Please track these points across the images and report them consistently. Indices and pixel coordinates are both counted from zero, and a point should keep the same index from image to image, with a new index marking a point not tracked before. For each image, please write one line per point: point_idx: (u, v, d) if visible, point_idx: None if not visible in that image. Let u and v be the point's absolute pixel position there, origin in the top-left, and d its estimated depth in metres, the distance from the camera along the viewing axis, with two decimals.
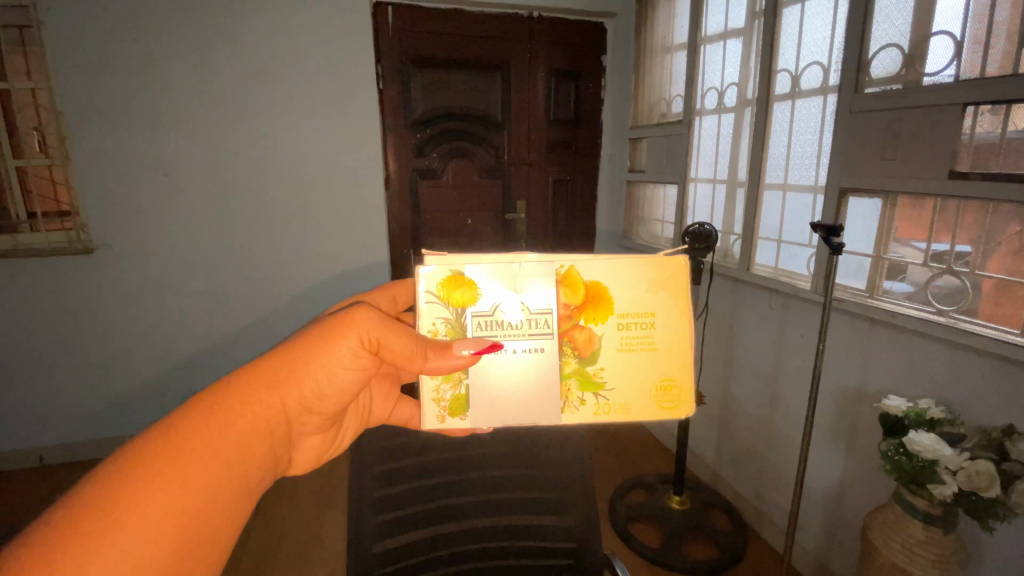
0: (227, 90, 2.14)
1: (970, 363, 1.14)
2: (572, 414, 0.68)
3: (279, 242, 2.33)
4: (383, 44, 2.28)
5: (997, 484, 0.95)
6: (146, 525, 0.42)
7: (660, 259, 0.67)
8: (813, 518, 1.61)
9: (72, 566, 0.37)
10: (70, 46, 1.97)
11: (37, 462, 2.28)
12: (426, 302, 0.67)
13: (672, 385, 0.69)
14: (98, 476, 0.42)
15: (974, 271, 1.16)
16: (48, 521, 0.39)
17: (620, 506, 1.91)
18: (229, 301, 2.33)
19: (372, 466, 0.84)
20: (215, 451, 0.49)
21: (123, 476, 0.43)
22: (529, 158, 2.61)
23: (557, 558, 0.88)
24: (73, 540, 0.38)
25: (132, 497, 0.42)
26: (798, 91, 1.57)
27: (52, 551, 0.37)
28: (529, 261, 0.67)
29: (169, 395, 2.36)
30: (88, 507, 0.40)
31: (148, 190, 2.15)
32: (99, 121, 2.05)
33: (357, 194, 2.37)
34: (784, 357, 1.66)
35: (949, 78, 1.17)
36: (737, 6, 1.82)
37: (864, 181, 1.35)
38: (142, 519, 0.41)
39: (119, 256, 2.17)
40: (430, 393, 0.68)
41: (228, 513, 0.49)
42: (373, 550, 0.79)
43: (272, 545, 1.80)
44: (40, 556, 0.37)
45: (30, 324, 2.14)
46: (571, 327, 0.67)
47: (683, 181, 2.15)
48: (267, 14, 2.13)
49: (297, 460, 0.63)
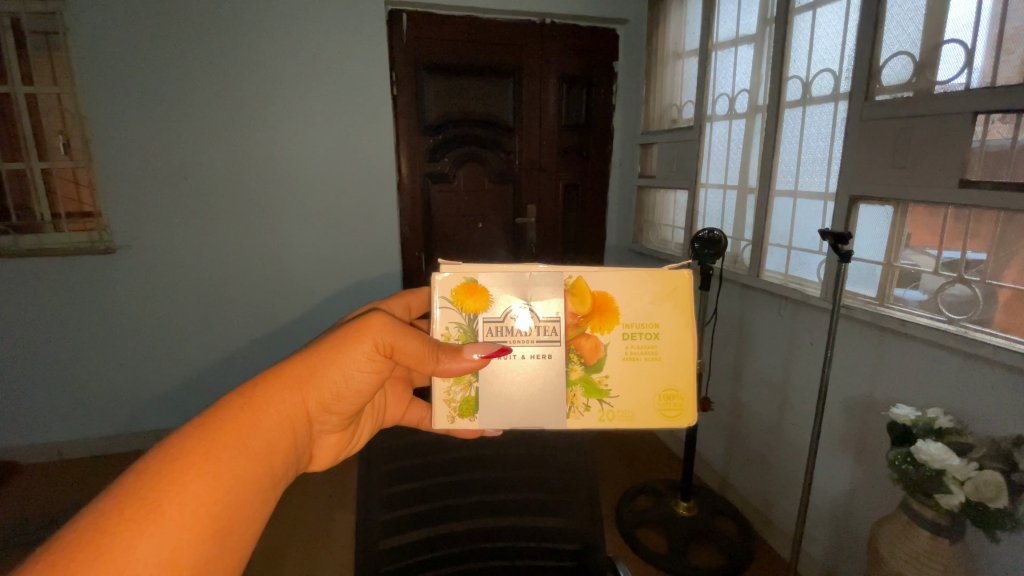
0: (244, 94, 2.19)
1: (981, 373, 1.13)
2: (577, 419, 0.70)
3: (294, 245, 2.37)
4: (397, 50, 2.33)
5: (1005, 495, 0.95)
6: (187, 510, 0.45)
7: (666, 272, 0.69)
8: (822, 527, 1.61)
9: (120, 548, 0.40)
10: (96, 53, 2.04)
11: (56, 456, 2.34)
12: (442, 307, 0.69)
13: (674, 394, 0.70)
14: (141, 469, 0.46)
15: (986, 280, 1.16)
16: (102, 507, 0.42)
17: (626, 510, 1.92)
18: (245, 303, 2.38)
19: (381, 465, 0.88)
20: (244, 448, 0.52)
21: (164, 467, 0.46)
22: (540, 163, 2.63)
23: (561, 561, 0.90)
24: (124, 524, 0.42)
25: (172, 487, 0.45)
26: (809, 98, 1.58)
27: (101, 535, 0.40)
28: (539, 270, 0.69)
29: (183, 391, 2.41)
30: (136, 494, 0.44)
31: (167, 191, 2.20)
32: (124, 125, 2.11)
33: (370, 197, 2.41)
34: (793, 366, 1.66)
35: (960, 86, 1.17)
36: (748, 13, 1.83)
37: (874, 189, 1.35)
38: (181, 506, 0.45)
39: (138, 256, 2.23)
40: (441, 394, 0.71)
41: (255, 505, 0.51)
42: (378, 546, 0.82)
43: (282, 542, 1.83)
44: (92, 539, 0.40)
45: (51, 321, 2.20)
46: (577, 335, 0.70)
47: (693, 187, 2.15)
48: (284, 20, 2.17)
49: (317, 457, 0.65)
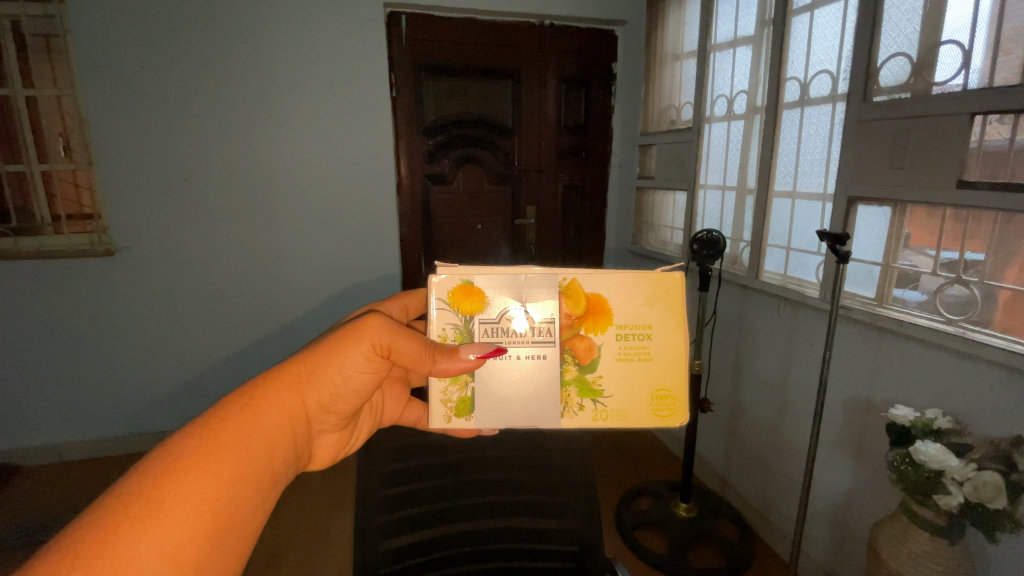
0: (243, 95, 2.19)
1: (980, 373, 1.14)
2: (571, 419, 0.70)
3: (294, 246, 2.37)
4: (397, 52, 2.33)
5: (1004, 496, 0.95)
6: (188, 509, 0.45)
7: (658, 274, 0.69)
8: (821, 527, 1.60)
9: (124, 546, 0.41)
10: (96, 55, 2.04)
11: (55, 458, 2.33)
12: (438, 309, 0.70)
13: (667, 394, 0.70)
14: (143, 468, 0.46)
15: (984, 281, 1.16)
16: (108, 506, 0.42)
17: (625, 512, 1.91)
18: (244, 304, 2.38)
19: (382, 466, 0.87)
20: (245, 446, 0.52)
21: (166, 466, 0.46)
22: (539, 164, 2.63)
23: (560, 562, 0.90)
24: (129, 524, 0.42)
25: (174, 485, 0.45)
26: (807, 99, 1.58)
27: (105, 533, 0.41)
28: (535, 272, 0.69)
29: (182, 392, 2.41)
30: (141, 493, 0.44)
31: (167, 193, 2.21)
32: (124, 127, 2.12)
33: (369, 198, 2.41)
34: (792, 366, 1.66)
35: (957, 87, 1.17)
36: (746, 14, 1.84)
37: (874, 189, 1.35)
38: (183, 504, 0.45)
39: (138, 258, 2.24)
40: (438, 395, 0.71)
41: (254, 504, 0.51)
42: (378, 548, 0.82)
43: (280, 543, 1.82)
44: (96, 536, 0.40)
45: (49, 322, 2.20)
46: (572, 336, 0.70)
47: (693, 188, 2.15)
48: (283, 22, 2.18)
49: (317, 456, 0.65)
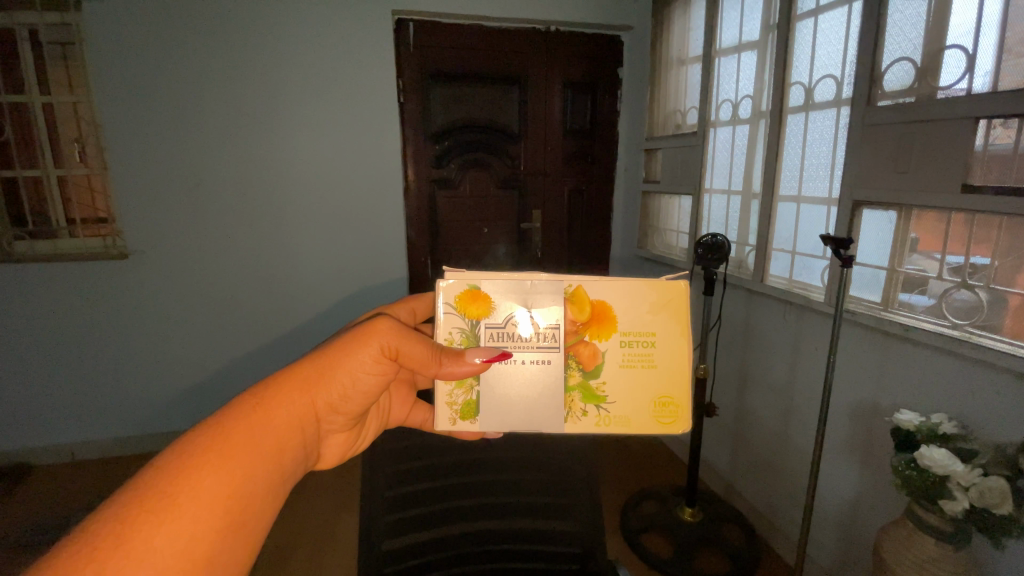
0: (253, 102, 2.23)
1: (986, 379, 1.13)
2: (574, 423, 0.71)
3: (303, 250, 2.40)
4: (405, 59, 2.36)
5: (1008, 501, 0.95)
6: (202, 504, 0.47)
7: (662, 283, 0.71)
8: (828, 533, 1.60)
9: (140, 540, 0.42)
10: (112, 62, 2.09)
11: (69, 458, 2.38)
12: (445, 313, 0.71)
13: (669, 402, 0.71)
14: (159, 464, 0.48)
15: (991, 285, 1.16)
16: (127, 501, 0.44)
17: (631, 516, 1.92)
18: (253, 307, 2.41)
19: (386, 466, 0.89)
20: (257, 445, 0.54)
21: (181, 463, 0.48)
22: (545, 167, 2.65)
23: (560, 563, 0.91)
24: (146, 520, 0.44)
25: (188, 482, 0.47)
26: (812, 103, 1.59)
27: (123, 525, 0.43)
28: (540, 279, 0.71)
29: (192, 392, 2.44)
30: (158, 491, 0.46)
31: (179, 198, 2.25)
32: (138, 133, 2.16)
33: (376, 202, 2.44)
34: (798, 370, 1.67)
35: (961, 91, 1.18)
36: (751, 19, 1.85)
37: (878, 194, 1.36)
38: (196, 500, 0.47)
39: (151, 261, 2.28)
40: (443, 397, 0.72)
41: (264, 500, 0.53)
42: (380, 548, 0.84)
43: (289, 542, 1.84)
44: (115, 528, 0.42)
45: (64, 324, 2.25)
46: (576, 342, 0.71)
47: (698, 192, 2.16)
48: (292, 30, 2.21)
49: (325, 456, 0.67)
